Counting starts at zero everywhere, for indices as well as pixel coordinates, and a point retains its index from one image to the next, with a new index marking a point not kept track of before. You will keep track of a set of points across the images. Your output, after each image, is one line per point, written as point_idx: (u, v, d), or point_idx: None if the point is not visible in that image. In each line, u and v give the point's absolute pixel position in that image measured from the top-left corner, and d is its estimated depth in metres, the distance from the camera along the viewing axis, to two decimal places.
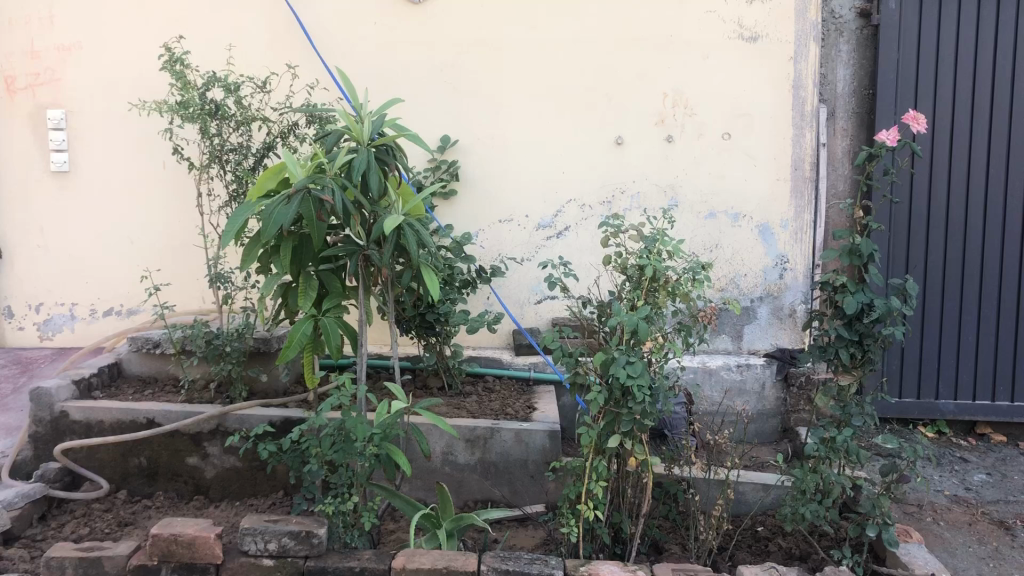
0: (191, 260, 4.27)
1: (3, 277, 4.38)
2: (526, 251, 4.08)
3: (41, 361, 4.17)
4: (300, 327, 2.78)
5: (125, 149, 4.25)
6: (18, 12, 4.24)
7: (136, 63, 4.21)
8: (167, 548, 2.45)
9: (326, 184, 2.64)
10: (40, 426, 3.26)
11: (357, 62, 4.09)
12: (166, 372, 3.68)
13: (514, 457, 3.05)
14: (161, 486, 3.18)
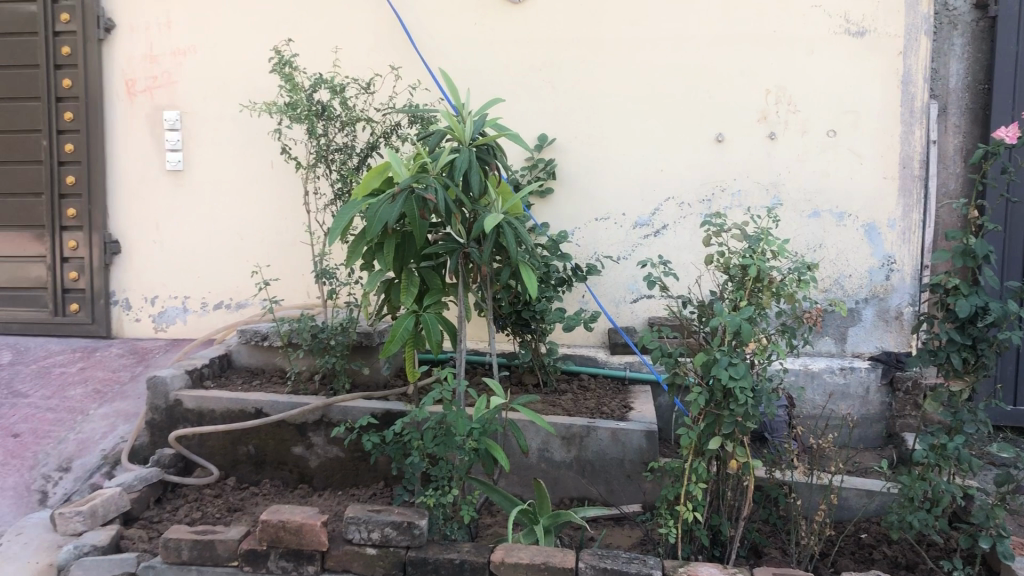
0: (296, 256, 4.41)
1: (122, 271, 4.60)
2: (623, 249, 4.07)
3: (156, 351, 4.37)
4: (402, 322, 2.83)
5: (236, 149, 4.42)
6: (138, 19, 4.45)
7: (247, 66, 4.37)
8: (275, 533, 2.53)
9: (429, 183, 2.70)
10: (156, 413, 3.42)
11: (458, 62, 4.15)
12: (272, 364, 3.81)
13: (610, 456, 3.05)
14: (268, 473, 3.29)
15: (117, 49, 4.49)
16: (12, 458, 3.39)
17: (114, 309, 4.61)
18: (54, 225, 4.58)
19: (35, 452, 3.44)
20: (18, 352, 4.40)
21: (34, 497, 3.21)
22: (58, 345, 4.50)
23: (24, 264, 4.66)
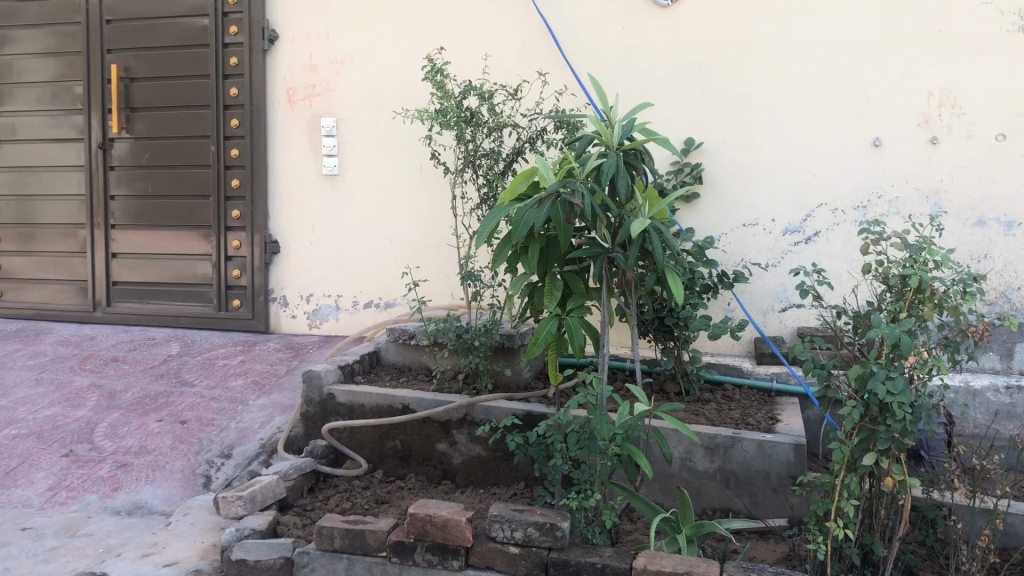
0: (443, 257, 4.52)
1: (280, 269, 4.84)
2: (772, 256, 3.97)
3: (310, 347, 4.59)
4: (546, 325, 2.86)
5: (388, 154, 4.58)
6: (300, 30, 4.68)
7: (400, 74, 4.52)
8: (423, 527, 2.61)
9: (576, 187, 2.71)
10: (311, 406, 3.57)
11: (605, 67, 4.16)
12: (419, 362, 3.91)
13: (756, 468, 2.98)
14: (413, 468, 3.38)
15: (280, 59, 4.73)
16: (181, 443, 3.67)
17: (273, 305, 4.86)
18: (219, 226, 4.87)
19: (201, 438, 3.70)
20: (186, 344, 4.71)
21: (199, 481, 3.44)
22: (221, 338, 4.78)
23: (192, 262, 4.97)
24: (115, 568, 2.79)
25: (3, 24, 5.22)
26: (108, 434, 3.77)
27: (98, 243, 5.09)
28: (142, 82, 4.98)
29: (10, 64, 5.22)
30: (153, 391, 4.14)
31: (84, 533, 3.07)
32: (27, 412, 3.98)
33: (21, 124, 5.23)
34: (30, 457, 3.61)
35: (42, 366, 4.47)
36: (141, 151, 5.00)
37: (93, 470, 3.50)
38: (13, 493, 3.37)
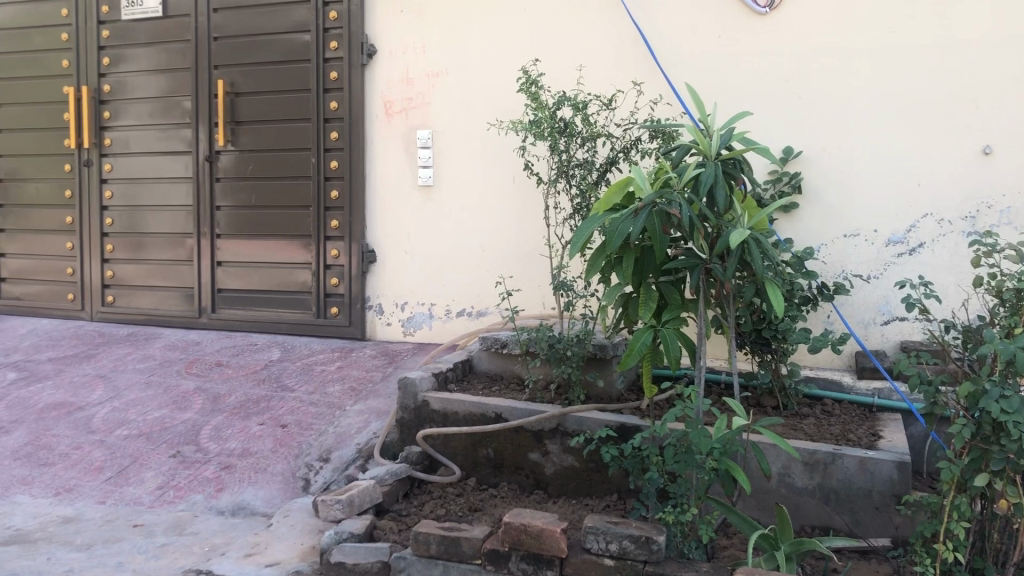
0: (536, 267, 4.53)
1: (375, 278, 4.94)
2: (873, 268, 3.87)
3: (405, 355, 4.67)
4: (641, 336, 2.82)
5: (482, 165, 4.63)
6: (398, 44, 4.79)
7: (495, 85, 4.57)
8: (517, 536, 2.63)
9: (673, 198, 2.68)
10: (406, 412, 3.62)
11: (701, 75, 4.12)
12: (511, 371, 3.90)
13: (857, 486, 2.90)
14: (506, 477, 3.39)
15: (378, 73, 4.84)
16: (282, 447, 3.78)
17: (369, 313, 4.97)
18: (319, 235, 5.01)
19: (300, 442, 3.81)
20: (286, 350, 4.85)
21: (298, 484, 3.53)
22: (320, 344, 4.91)
23: (291, 270, 5.12)
24: (220, 566, 2.88)
25: (118, 43, 5.49)
26: (213, 436, 3.91)
27: (204, 252, 5.29)
28: (246, 96, 5.16)
29: (124, 82, 5.48)
30: (254, 395, 4.28)
31: (191, 532, 3.18)
32: (138, 413, 4.16)
33: (134, 138, 5.48)
34: (140, 456, 3.77)
35: (151, 369, 4.67)
36: (244, 163, 5.17)
37: (199, 470, 3.64)
38: (125, 491, 3.52)
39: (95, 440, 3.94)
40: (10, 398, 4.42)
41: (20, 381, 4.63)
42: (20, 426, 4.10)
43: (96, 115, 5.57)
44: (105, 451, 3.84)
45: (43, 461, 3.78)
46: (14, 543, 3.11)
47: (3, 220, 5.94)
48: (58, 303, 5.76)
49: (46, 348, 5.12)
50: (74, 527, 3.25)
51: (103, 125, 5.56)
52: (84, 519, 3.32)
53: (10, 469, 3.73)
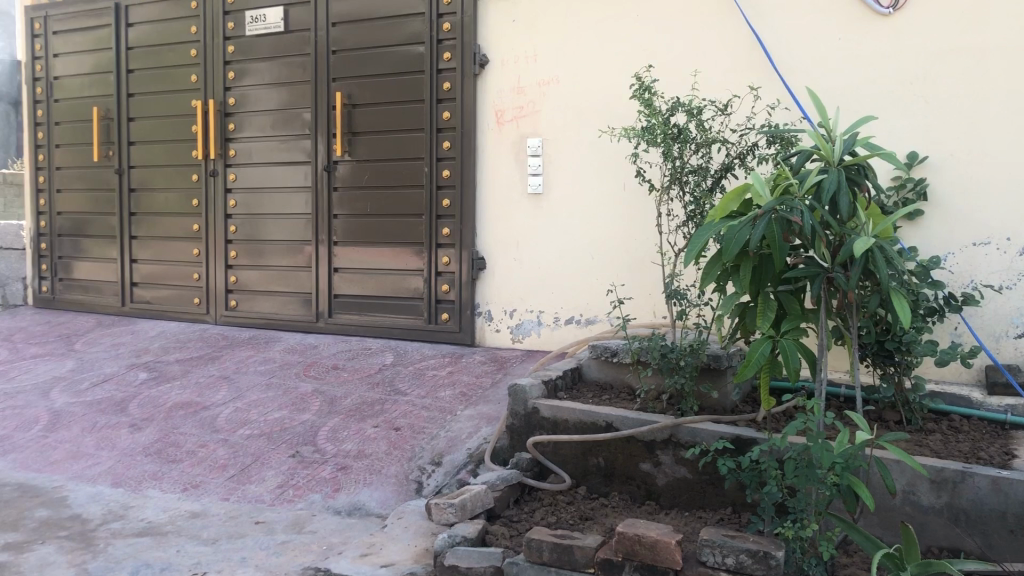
0: (646, 275, 4.49)
1: (486, 285, 5.00)
2: (1005, 277, 3.69)
3: (514, 361, 4.71)
4: (759, 347, 2.76)
5: (593, 172, 4.62)
6: (510, 54, 4.84)
7: (606, 92, 4.56)
8: (631, 546, 2.61)
9: (794, 205, 2.62)
10: (516, 419, 3.62)
11: (820, 79, 4.02)
12: (622, 380, 3.84)
13: (989, 507, 2.76)
14: (617, 487, 3.34)
15: (490, 83, 4.91)
16: (395, 449, 3.86)
17: (479, 319, 5.03)
18: (431, 243, 5.09)
19: (413, 445, 3.88)
20: (398, 354, 4.96)
21: (411, 487, 3.59)
22: (431, 349, 5.00)
23: (404, 276, 5.22)
24: (337, 565, 2.95)
25: (242, 58, 5.72)
26: (330, 437, 4.02)
27: (322, 258, 5.45)
28: (362, 108, 5.29)
29: (247, 95, 5.71)
30: (369, 398, 4.38)
31: (309, 530, 3.28)
32: (260, 414, 4.32)
33: (256, 149, 5.70)
34: (262, 456, 3.91)
35: (271, 371, 4.84)
36: (360, 172, 5.30)
37: (316, 471, 3.75)
38: (247, 489, 3.65)
39: (219, 438, 4.11)
40: (142, 396, 4.66)
41: (150, 380, 4.87)
42: (151, 424, 4.31)
43: (221, 127, 5.81)
44: (229, 449, 4.00)
45: (172, 458, 3.97)
46: (146, 534, 3.27)
47: (137, 227, 6.27)
48: (185, 307, 6.04)
49: (174, 349, 5.38)
50: (201, 521, 3.39)
51: (228, 137, 5.81)
52: (210, 514, 3.46)
53: (142, 464, 3.93)
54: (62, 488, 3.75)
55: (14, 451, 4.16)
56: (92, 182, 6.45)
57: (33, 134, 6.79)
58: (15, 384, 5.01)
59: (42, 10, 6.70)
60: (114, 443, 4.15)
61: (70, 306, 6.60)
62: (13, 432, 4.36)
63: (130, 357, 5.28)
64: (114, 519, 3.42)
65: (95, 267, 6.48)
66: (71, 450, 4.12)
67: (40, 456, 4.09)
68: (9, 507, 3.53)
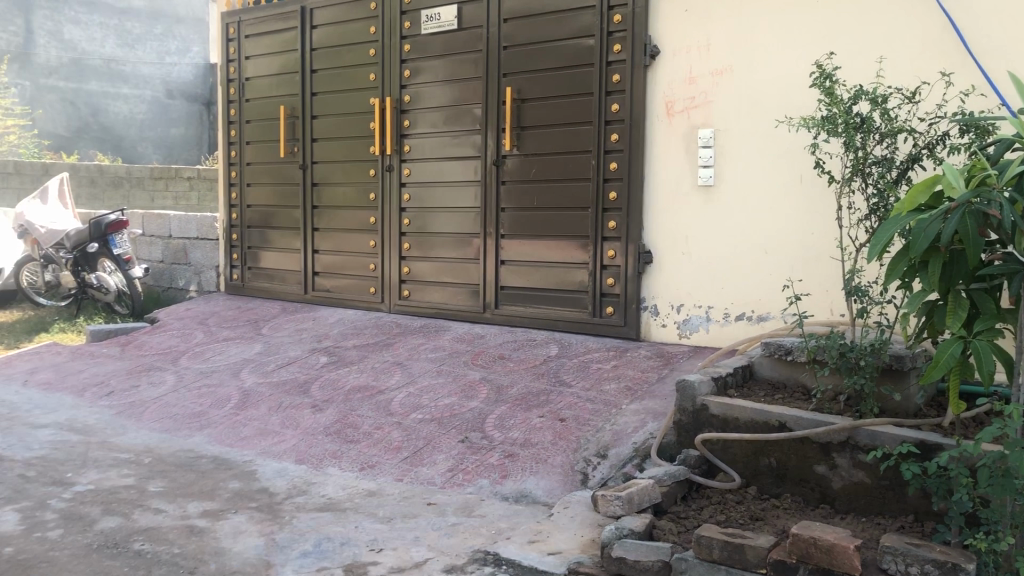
0: (825, 271, 4.33)
1: (653, 279, 4.97)
2: None
3: (680, 356, 4.65)
4: (949, 348, 2.59)
5: (768, 163, 4.50)
6: (681, 45, 4.78)
7: (783, 82, 4.43)
8: (806, 549, 2.54)
9: (992, 198, 2.46)
10: (684, 415, 3.57)
11: (1021, 62, 3.75)
12: (796, 380, 3.71)
13: None
14: (789, 488, 3.24)
15: (661, 74, 4.87)
16: (561, 440, 3.90)
17: (644, 313, 5.00)
18: (597, 236, 5.08)
19: (579, 437, 3.91)
20: (563, 346, 5.00)
21: (577, 477, 3.62)
22: (596, 343, 5.01)
23: (569, 269, 5.23)
24: (505, 550, 3.01)
25: (417, 56, 5.92)
26: (497, 424, 4.11)
27: (490, 251, 5.57)
28: (531, 102, 5.34)
29: (421, 92, 5.91)
30: (535, 388, 4.45)
31: (478, 514, 3.37)
32: (431, 399, 4.47)
33: (429, 144, 5.87)
34: (433, 440, 4.05)
35: (441, 359, 5.00)
36: (528, 167, 5.35)
37: (485, 457, 3.84)
38: (419, 471, 3.79)
39: (394, 421, 4.29)
40: (322, 379, 4.92)
41: (330, 364, 5.13)
42: (331, 405, 4.55)
43: (397, 123, 6.03)
44: (402, 432, 4.17)
45: (350, 438, 4.17)
46: (327, 510, 3.46)
47: (318, 220, 6.61)
48: (361, 296, 6.33)
49: (350, 335, 5.64)
50: (377, 500, 3.55)
51: (403, 133, 6.02)
52: (385, 493, 3.61)
53: (323, 443, 4.15)
54: (252, 462, 4.02)
55: (210, 426, 4.49)
56: (278, 177, 6.87)
57: (226, 132, 7.29)
58: (210, 364, 5.40)
59: (235, 16, 7.18)
60: (297, 423, 4.40)
61: (258, 293, 7.05)
62: (209, 409, 4.71)
63: (311, 341, 5.59)
64: (298, 493, 3.63)
65: (281, 257, 6.89)
66: (260, 427, 4.41)
67: (232, 432, 4.39)
68: (206, 477, 3.82)
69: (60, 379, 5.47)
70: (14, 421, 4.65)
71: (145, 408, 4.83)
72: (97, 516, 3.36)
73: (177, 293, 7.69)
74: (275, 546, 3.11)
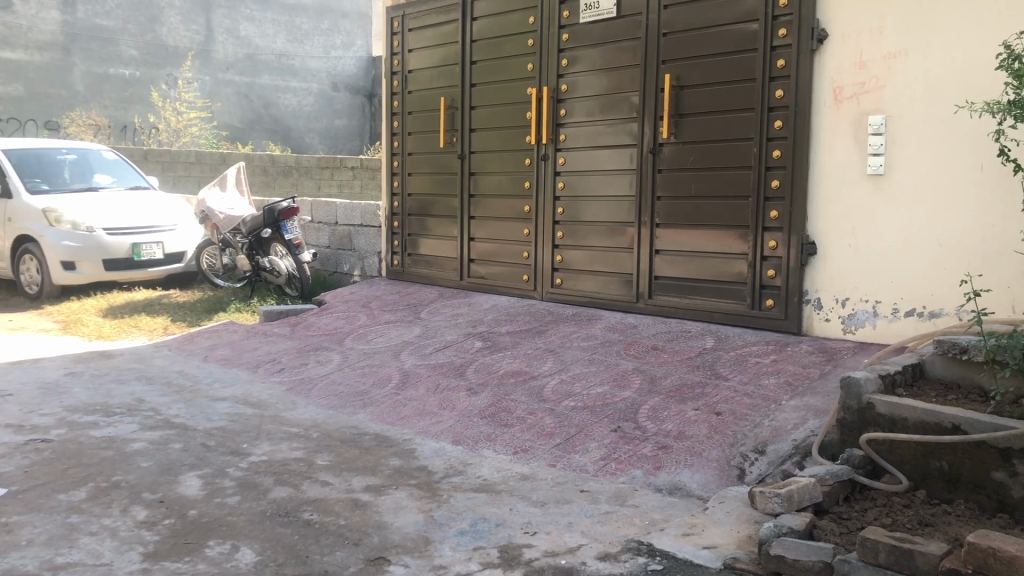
0: (1007, 265, 4.08)
1: (816, 271, 4.80)
2: None
3: (845, 353, 4.48)
4: None
5: (946, 151, 4.27)
6: (852, 27, 4.58)
7: (965, 64, 4.19)
8: (984, 560, 2.42)
9: None
10: (848, 413, 3.43)
11: None
12: (972, 380, 3.50)
13: None
14: (962, 495, 3.07)
15: (829, 58, 4.68)
16: (717, 434, 3.84)
17: (807, 307, 4.84)
18: (757, 226, 4.94)
19: (736, 431, 3.83)
20: (719, 339, 4.91)
21: (733, 472, 3.56)
22: (754, 336, 4.88)
23: (726, 260, 5.12)
24: (659, 541, 3.00)
25: (574, 45, 5.92)
26: (650, 416, 4.09)
27: (645, 240, 5.52)
28: (691, 89, 5.25)
29: (578, 81, 5.91)
30: (689, 380, 4.39)
31: (632, 504, 3.36)
32: (584, 388, 4.49)
33: (585, 133, 5.87)
34: (586, 428, 4.06)
35: (594, 348, 5.01)
36: (685, 155, 5.27)
37: (638, 447, 3.83)
38: (572, 458, 3.82)
39: (547, 408, 4.34)
40: (477, 363, 5.03)
41: (485, 349, 5.24)
42: (486, 388, 4.65)
43: (554, 112, 6.07)
44: (555, 418, 4.21)
45: (504, 422, 4.25)
46: (483, 490, 3.54)
47: (474, 208, 6.75)
48: (516, 284, 6.42)
49: (505, 321, 5.73)
50: (531, 484, 3.60)
51: (560, 122, 6.04)
52: (539, 478, 3.67)
53: (478, 425, 4.25)
54: (411, 441, 4.16)
55: (372, 405, 4.68)
56: (437, 167, 7.06)
57: (389, 123, 7.55)
58: (371, 345, 5.62)
59: (400, 9, 7.40)
60: (454, 405, 4.52)
61: (416, 279, 7.28)
62: (371, 388, 4.90)
63: (467, 326, 5.72)
64: (455, 473, 3.74)
65: (438, 244, 7.08)
66: (418, 407, 4.56)
67: (393, 411, 4.56)
68: (368, 454, 3.98)
69: (236, 355, 5.83)
70: (196, 393, 5.00)
71: (313, 385, 5.09)
72: (270, 485, 3.58)
73: (342, 277, 8.03)
74: (433, 523, 3.22)
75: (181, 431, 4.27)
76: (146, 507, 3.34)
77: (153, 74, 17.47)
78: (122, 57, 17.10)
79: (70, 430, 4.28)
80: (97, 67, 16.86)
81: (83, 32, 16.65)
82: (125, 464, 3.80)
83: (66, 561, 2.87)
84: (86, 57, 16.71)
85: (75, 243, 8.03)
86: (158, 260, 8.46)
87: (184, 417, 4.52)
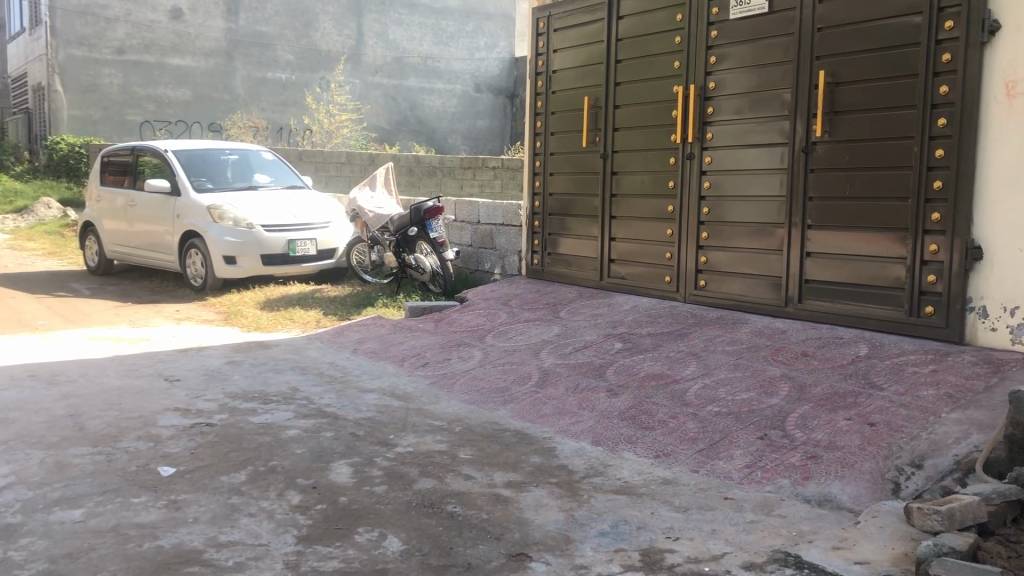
0: None
1: (981, 277, 4.53)
2: None
3: (1013, 365, 4.21)
4: None
5: None
6: None
7: None
8: None
9: None
10: (1017, 429, 3.22)
11: None
12: None
13: None
14: None
15: (1000, 50, 4.41)
16: (871, 445, 3.68)
17: (971, 314, 4.57)
18: (918, 228, 4.70)
19: (891, 443, 3.66)
20: (873, 346, 4.70)
21: (888, 486, 3.40)
22: (912, 345, 4.65)
23: (884, 264, 4.89)
24: (808, 554, 2.90)
25: (723, 42, 5.80)
26: (799, 425, 3.96)
27: (796, 243, 5.35)
28: (846, 85, 5.05)
29: (726, 78, 5.79)
30: (841, 389, 4.23)
31: (779, 514, 3.26)
32: (728, 393, 4.40)
33: (733, 132, 5.74)
34: (730, 434, 3.98)
35: (739, 352, 4.89)
36: (840, 154, 5.07)
37: (786, 456, 3.71)
38: (716, 464, 3.75)
39: (689, 412, 4.27)
40: (618, 364, 5.01)
41: (625, 350, 5.21)
42: (626, 390, 4.62)
43: (701, 111, 5.96)
44: (698, 423, 4.14)
45: (645, 425, 4.21)
46: (624, 493, 3.52)
47: (616, 208, 6.72)
48: (657, 285, 6.35)
49: (646, 323, 5.68)
50: (674, 489, 3.55)
51: (706, 120, 5.94)
52: (681, 483, 3.61)
53: (619, 427, 4.23)
54: (552, 439, 4.19)
55: (512, 402, 4.73)
56: (579, 167, 7.07)
57: (532, 123, 7.60)
58: (512, 343, 5.69)
59: (545, 10, 7.45)
60: (594, 405, 4.52)
61: (556, 278, 7.31)
62: (512, 385, 4.96)
63: (606, 327, 5.70)
64: (595, 473, 3.74)
65: (579, 243, 7.09)
66: (559, 406, 4.58)
67: (534, 408, 4.60)
68: (509, 450, 4.04)
69: (383, 349, 6.02)
70: (346, 385, 5.19)
71: (455, 380, 5.20)
72: (416, 477, 3.67)
73: (483, 275, 8.17)
74: (574, 522, 3.22)
75: (333, 420, 4.45)
76: (301, 491, 3.50)
77: (307, 78, 18.26)
78: (279, 61, 17.94)
79: (230, 415, 4.52)
80: (257, 71, 17.76)
81: (245, 39, 17.55)
82: (281, 449, 3.99)
83: (229, 539, 3.04)
84: (246, 63, 17.62)
85: (237, 238, 8.48)
86: (311, 257, 8.85)
87: (335, 407, 4.70)
